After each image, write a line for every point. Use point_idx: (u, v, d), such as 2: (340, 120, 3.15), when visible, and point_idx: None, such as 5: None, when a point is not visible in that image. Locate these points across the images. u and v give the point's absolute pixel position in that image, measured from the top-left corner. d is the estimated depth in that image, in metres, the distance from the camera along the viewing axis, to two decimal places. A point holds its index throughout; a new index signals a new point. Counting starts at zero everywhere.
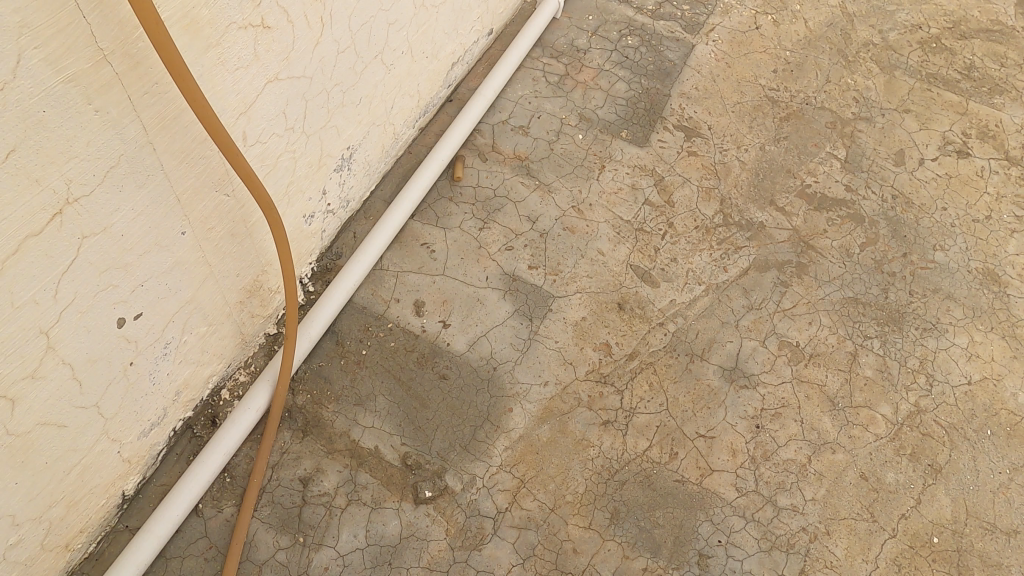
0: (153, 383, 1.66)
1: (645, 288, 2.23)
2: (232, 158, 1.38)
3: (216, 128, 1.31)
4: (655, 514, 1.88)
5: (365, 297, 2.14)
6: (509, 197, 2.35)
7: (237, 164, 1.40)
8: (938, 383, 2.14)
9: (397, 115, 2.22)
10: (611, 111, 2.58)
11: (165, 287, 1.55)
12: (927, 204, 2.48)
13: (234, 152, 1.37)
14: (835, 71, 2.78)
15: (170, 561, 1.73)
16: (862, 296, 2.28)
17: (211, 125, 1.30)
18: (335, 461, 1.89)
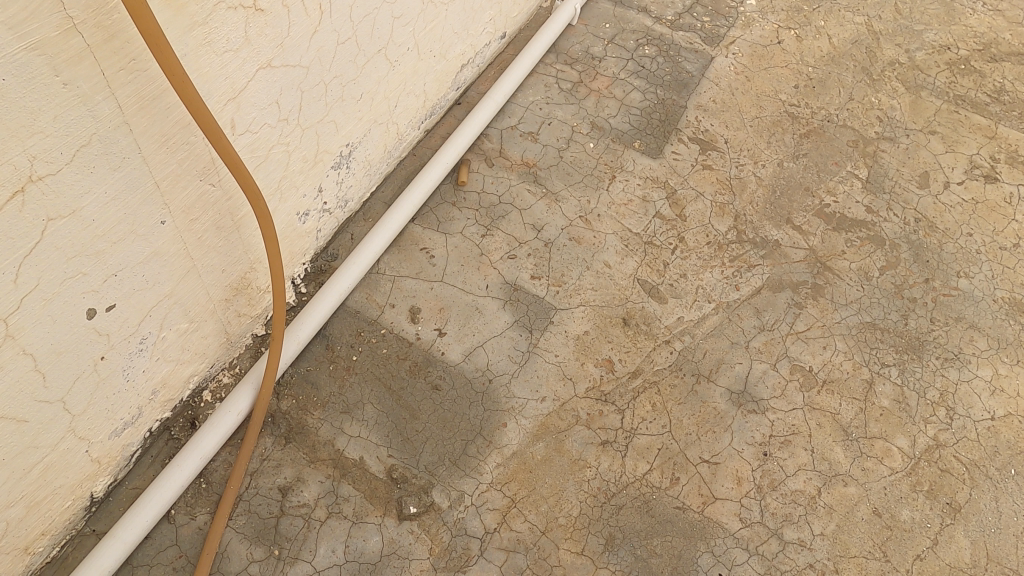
0: (127, 380, 1.58)
1: (652, 304, 2.13)
2: (215, 141, 1.30)
3: (196, 109, 1.23)
4: (653, 542, 1.77)
5: (359, 300, 2.05)
6: (515, 203, 2.27)
7: (221, 150, 1.32)
8: (958, 417, 2.03)
9: (401, 114, 2.14)
10: (624, 121, 2.50)
11: (143, 278, 1.47)
12: (952, 229, 2.37)
13: (218, 136, 1.29)
14: (859, 89, 2.68)
15: (136, 569, 1.64)
16: (880, 321, 2.17)
17: (191, 104, 1.22)
18: (317, 470, 1.79)
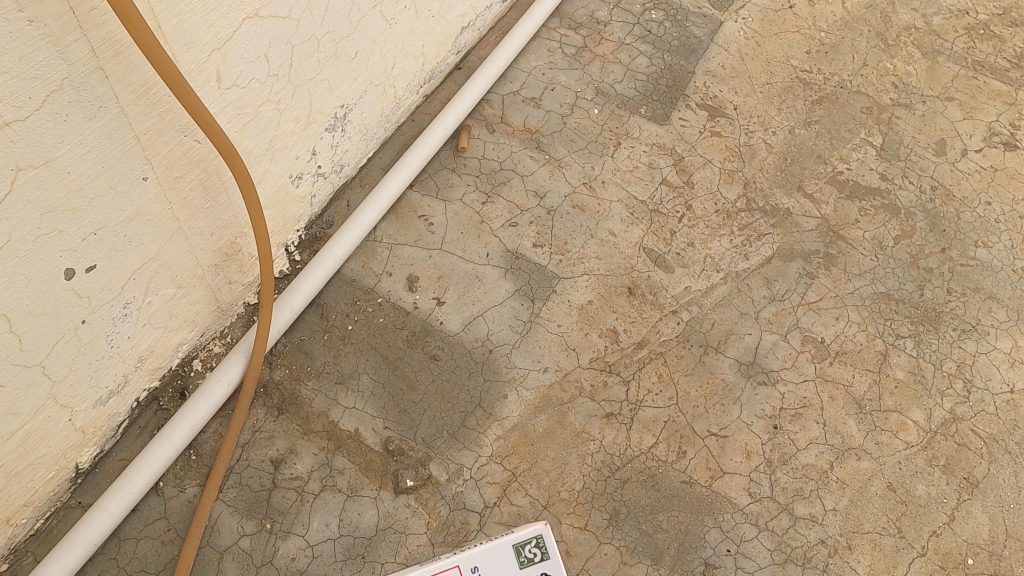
0: (111, 346, 1.51)
1: (658, 273, 2.05)
2: (182, 94, 1.21)
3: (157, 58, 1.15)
4: (658, 517, 1.71)
5: (355, 269, 1.98)
6: (516, 170, 2.19)
7: (191, 105, 1.24)
8: (976, 390, 1.96)
9: (398, 77, 2.07)
10: (630, 87, 2.41)
11: (125, 238, 1.41)
12: (970, 198, 2.29)
13: (182, 88, 1.20)
14: (873, 55, 2.59)
15: (123, 543, 1.59)
16: (895, 292, 2.10)
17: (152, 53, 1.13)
18: (310, 442, 1.73)
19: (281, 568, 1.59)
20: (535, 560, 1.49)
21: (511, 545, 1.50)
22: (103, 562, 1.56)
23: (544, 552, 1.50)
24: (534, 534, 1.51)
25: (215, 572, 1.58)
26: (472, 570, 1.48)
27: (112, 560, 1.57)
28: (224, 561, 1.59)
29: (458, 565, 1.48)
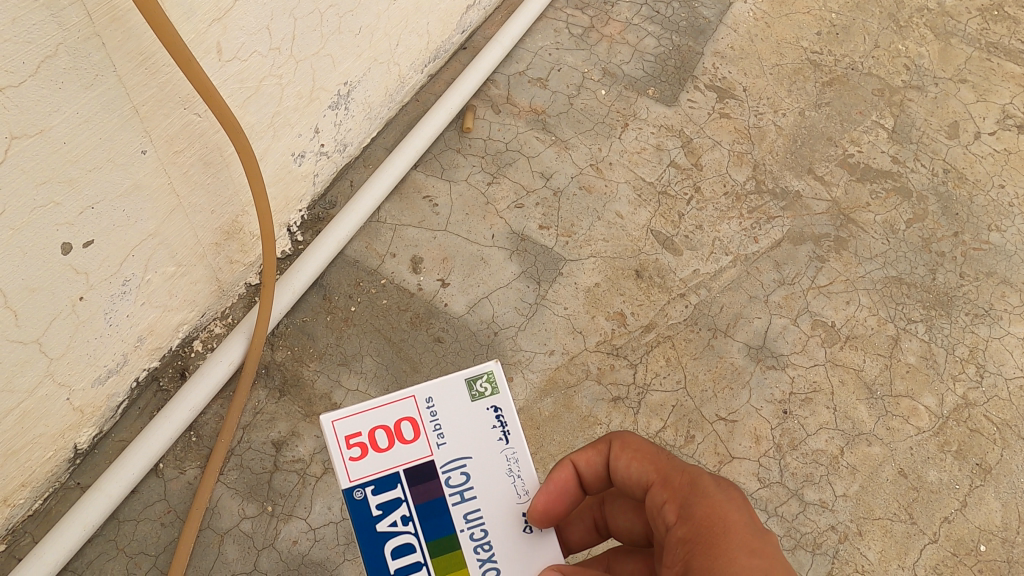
0: (109, 324, 1.48)
1: (666, 256, 2.02)
2: (180, 63, 1.18)
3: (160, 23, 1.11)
4: None
5: (359, 249, 1.95)
6: (522, 151, 2.15)
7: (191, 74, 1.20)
8: (989, 375, 1.93)
9: (403, 55, 2.03)
10: (638, 67, 2.36)
11: (124, 213, 1.37)
12: (983, 181, 2.25)
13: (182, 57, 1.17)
14: (884, 36, 2.54)
15: (123, 524, 1.56)
16: (907, 276, 2.06)
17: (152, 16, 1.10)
18: (313, 425, 1.71)
19: (283, 551, 1.58)
20: (487, 394, 1.04)
21: (461, 379, 1.04)
22: (102, 544, 1.54)
23: (498, 386, 1.05)
24: (485, 368, 1.05)
25: (216, 555, 1.56)
26: (426, 400, 1.02)
27: (111, 542, 1.54)
28: (225, 543, 1.57)
29: (413, 393, 1.02)
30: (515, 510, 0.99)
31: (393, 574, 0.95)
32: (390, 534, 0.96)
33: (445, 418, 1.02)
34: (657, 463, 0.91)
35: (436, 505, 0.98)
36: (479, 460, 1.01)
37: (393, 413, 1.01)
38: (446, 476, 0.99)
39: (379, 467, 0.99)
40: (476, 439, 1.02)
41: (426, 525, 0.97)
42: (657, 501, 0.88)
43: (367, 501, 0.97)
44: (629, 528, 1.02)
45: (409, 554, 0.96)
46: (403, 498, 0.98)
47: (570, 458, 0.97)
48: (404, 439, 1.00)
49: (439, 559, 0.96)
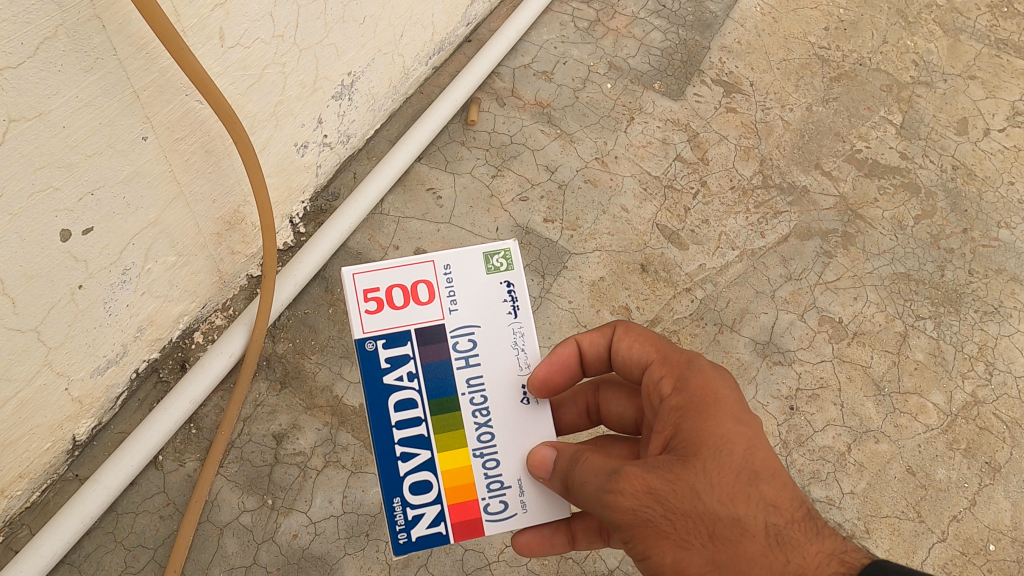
0: (109, 314, 1.47)
1: (672, 250, 2.00)
2: (179, 49, 1.15)
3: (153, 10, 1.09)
4: None
5: (361, 242, 1.93)
6: (527, 144, 2.13)
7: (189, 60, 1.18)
8: (998, 373, 1.91)
9: (407, 46, 2.01)
10: (643, 61, 2.33)
11: (124, 201, 1.36)
12: (992, 177, 2.23)
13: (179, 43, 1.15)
14: (893, 32, 2.51)
15: (121, 517, 1.54)
16: (915, 272, 2.04)
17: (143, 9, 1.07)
18: (314, 418, 1.69)
19: (283, 545, 1.56)
20: (500, 269, 1.22)
21: (479, 253, 1.22)
22: (100, 536, 1.52)
23: (512, 263, 1.23)
24: (503, 246, 1.23)
25: (216, 548, 1.54)
26: (444, 267, 1.21)
27: (109, 534, 1.53)
28: (225, 537, 1.55)
29: (433, 259, 1.21)
30: (507, 378, 1.18)
31: (396, 419, 1.15)
32: (395, 385, 1.16)
33: (459, 285, 1.21)
34: (656, 345, 1.11)
35: (439, 365, 1.17)
36: (484, 328, 1.19)
37: (415, 276, 1.20)
38: (451, 340, 1.18)
39: (394, 320, 1.19)
40: (486, 309, 1.20)
41: (429, 384, 1.16)
42: (654, 375, 1.08)
43: (378, 351, 1.17)
44: (620, 410, 1.26)
45: (408, 405, 1.16)
46: (410, 355, 1.17)
47: (578, 341, 1.18)
48: (418, 301, 1.20)
49: (436, 412, 1.16)
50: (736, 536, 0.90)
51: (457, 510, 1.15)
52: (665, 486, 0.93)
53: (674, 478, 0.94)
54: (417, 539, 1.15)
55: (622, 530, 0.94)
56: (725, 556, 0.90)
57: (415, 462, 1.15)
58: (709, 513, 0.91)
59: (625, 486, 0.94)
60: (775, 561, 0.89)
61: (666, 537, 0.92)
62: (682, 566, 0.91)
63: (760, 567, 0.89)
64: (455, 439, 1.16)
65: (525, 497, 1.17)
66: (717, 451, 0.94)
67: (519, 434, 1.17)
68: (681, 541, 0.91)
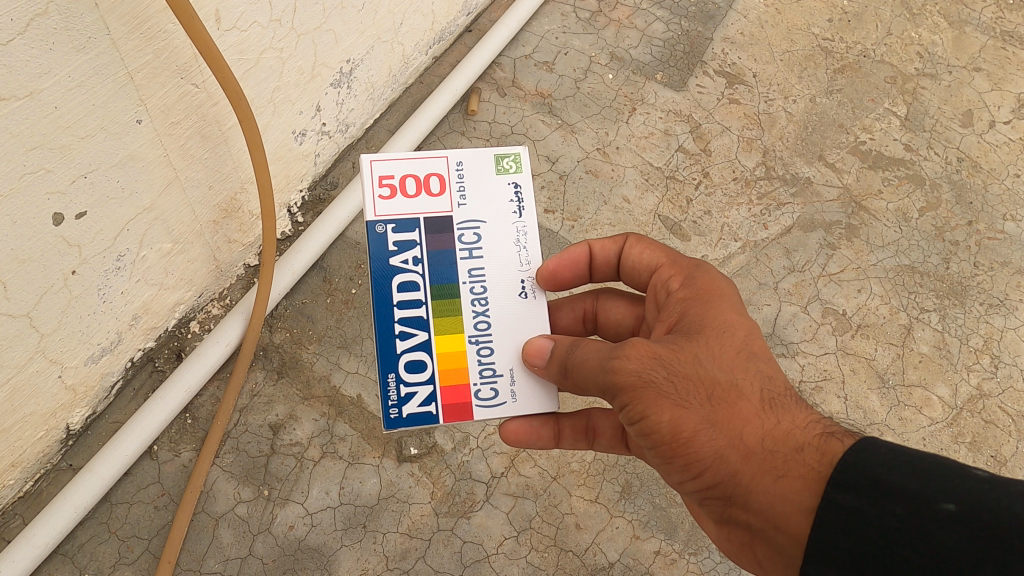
0: (103, 301, 1.44)
1: (674, 242, 1.98)
2: None
3: None
4: (673, 491, 1.67)
5: (360, 231, 1.91)
6: (528, 134, 2.11)
7: None
8: (1004, 366, 1.89)
9: (407, 35, 1.99)
10: (646, 52, 2.31)
11: (118, 185, 1.33)
12: (998, 170, 2.21)
13: None
14: (897, 24, 2.49)
15: (115, 507, 1.52)
16: (920, 265, 2.02)
17: None
18: (311, 408, 1.67)
19: (279, 537, 1.54)
20: (509, 172, 1.29)
21: (491, 154, 1.29)
22: (93, 526, 1.50)
23: (521, 166, 1.29)
24: (514, 151, 1.30)
25: (211, 539, 1.52)
26: (456, 164, 1.28)
27: (103, 525, 1.51)
28: (220, 528, 1.53)
29: (446, 156, 1.28)
30: (508, 272, 1.24)
31: (398, 298, 1.20)
32: (400, 267, 1.21)
33: (468, 183, 1.27)
34: (665, 252, 1.22)
35: (443, 254, 1.23)
36: (489, 224, 1.26)
37: (428, 170, 1.27)
38: (457, 232, 1.24)
39: (404, 206, 1.24)
40: (492, 208, 1.27)
41: (432, 270, 1.22)
42: (661, 277, 1.19)
43: (387, 235, 1.22)
44: (617, 318, 1.36)
45: (410, 288, 1.20)
46: (417, 242, 1.23)
47: (591, 246, 1.28)
48: (428, 193, 1.26)
49: (437, 297, 1.21)
50: (732, 400, 0.97)
51: (449, 392, 1.18)
52: (670, 354, 1.00)
53: (679, 349, 1.01)
54: (407, 416, 1.17)
55: (624, 390, 0.98)
56: (722, 417, 0.96)
57: (413, 342, 1.19)
58: (710, 380, 0.98)
59: (631, 351, 0.99)
60: (766, 424, 0.96)
61: (667, 396, 0.97)
62: (680, 424, 0.96)
63: (753, 427, 0.96)
64: (453, 324, 1.20)
65: (515, 387, 1.20)
66: (721, 330, 1.03)
67: (515, 324, 1.22)
68: (681, 401, 0.96)
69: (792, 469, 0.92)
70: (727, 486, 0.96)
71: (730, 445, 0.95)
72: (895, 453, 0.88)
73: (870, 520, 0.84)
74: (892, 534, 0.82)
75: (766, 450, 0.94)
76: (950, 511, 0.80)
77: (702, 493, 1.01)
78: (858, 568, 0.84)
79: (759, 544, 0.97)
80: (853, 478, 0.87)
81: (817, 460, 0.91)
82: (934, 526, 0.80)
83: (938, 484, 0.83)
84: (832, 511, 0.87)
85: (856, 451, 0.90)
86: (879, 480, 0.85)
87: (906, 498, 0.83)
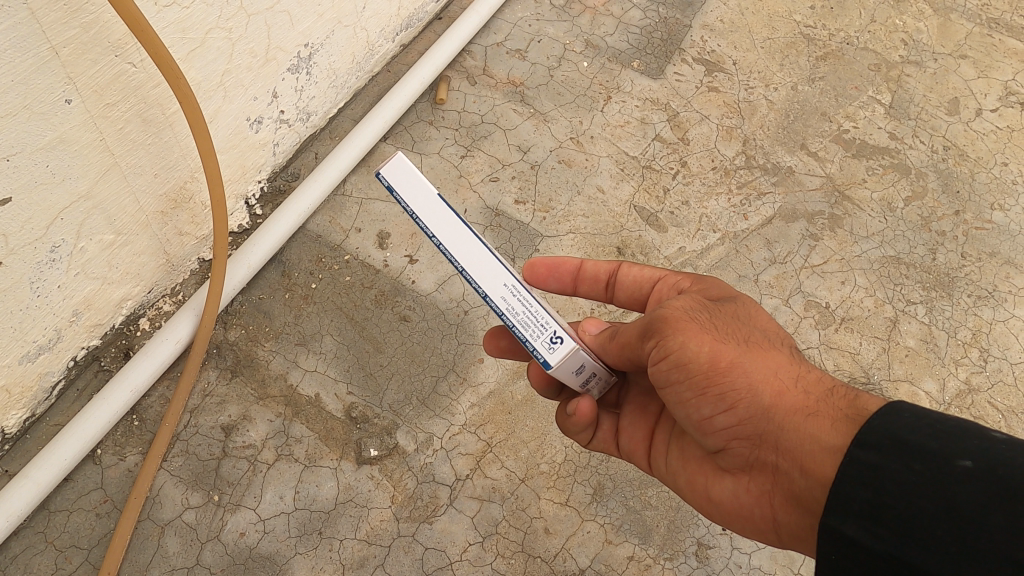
0: (37, 296, 1.35)
1: (650, 233, 1.90)
2: None
3: None
4: (647, 493, 1.59)
5: (321, 224, 1.82)
6: (499, 123, 2.03)
7: None
8: (994, 359, 1.82)
9: (371, 20, 1.91)
10: (622, 39, 2.24)
11: (48, 171, 1.25)
12: (985, 158, 2.14)
13: None
14: (881, 11, 2.42)
15: (54, 515, 1.43)
16: (906, 256, 1.95)
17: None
18: (266, 408, 1.58)
19: (229, 544, 1.45)
20: None
21: None
22: (29, 536, 1.41)
23: None
24: None
25: (156, 548, 1.43)
26: None
27: (40, 534, 1.41)
28: (166, 536, 1.44)
29: None
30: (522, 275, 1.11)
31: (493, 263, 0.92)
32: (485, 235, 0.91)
33: None
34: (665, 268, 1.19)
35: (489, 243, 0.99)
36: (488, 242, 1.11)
37: None
38: None
39: None
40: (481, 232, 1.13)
41: None
42: (672, 281, 1.15)
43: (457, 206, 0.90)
44: None
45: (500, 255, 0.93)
46: None
47: (583, 262, 1.23)
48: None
49: None
50: (769, 348, 0.94)
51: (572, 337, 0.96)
52: (710, 306, 0.98)
53: (716, 306, 0.99)
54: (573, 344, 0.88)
55: (662, 325, 0.93)
56: (759, 359, 0.92)
57: None
58: (750, 330, 0.96)
59: (677, 301, 0.97)
60: (798, 371, 0.92)
61: (709, 332, 0.93)
62: (718, 355, 0.91)
63: (788, 370, 0.92)
64: None
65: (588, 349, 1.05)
66: (753, 299, 1.03)
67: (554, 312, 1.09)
68: (720, 338, 0.92)
69: (822, 410, 0.87)
70: (759, 422, 0.90)
71: (766, 382, 0.90)
72: (921, 416, 0.80)
73: (888, 475, 0.77)
74: (908, 490, 0.75)
75: (799, 390, 0.90)
76: (967, 468, 0.73)
77: (728, 435, 0.93)
78: (874, 519, 0.77)
79: (785, 487, 0.90)
80: (878, 435, 0.80)
81: (846, 406, 0.87)
82: (949, 484, 0.73)
83: (958, 442, 0.75)
84: (851, 467, 0.80)
85: (883, 414, 0.81)
86: (900, 438, 0.78)
87: (925, 456, 0.76)
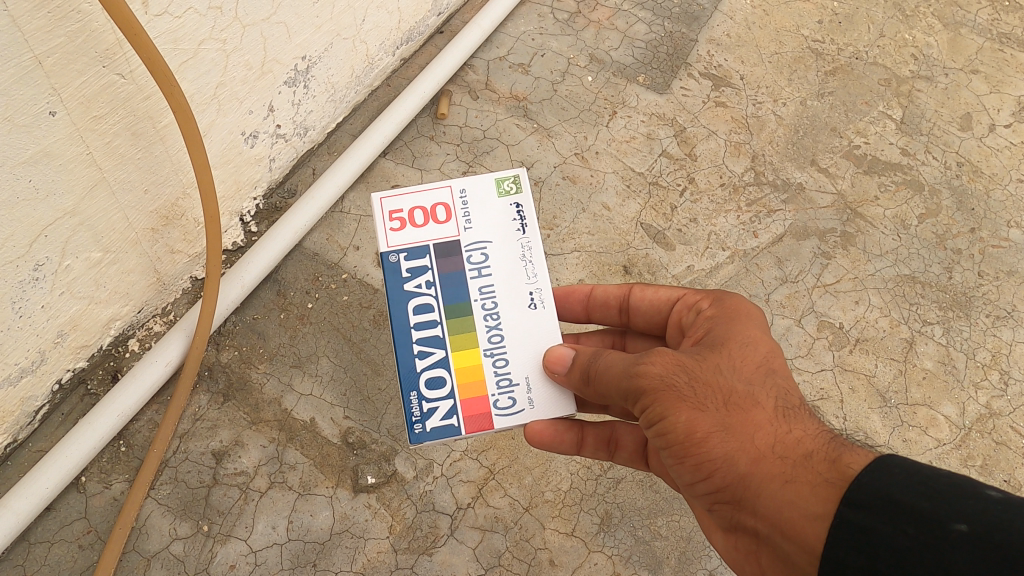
0: (19, 315, 1.29)
1: (657, 251, 1.85)
2: None
3: None
4: (657, 523, 1.52)
5: (318, 242, 1.76)
6: (501, 139, 1.98)
7: None
8: (1015, 382, 1.76)
9: (371, 33, 1.86)
10: (626, 54, 2.19)
11: (31, 185, 1.19)
12: (1000, 175, 2.09)
13: None
14: (890, 25, 2.37)
15: (34, 547, 1.37)
16: (921, 275, 1.89)
17: None
18: (259, 433, 1.52)
19: None
20: (512, 193, 1.19)
21: (490, 179, 1.20)
22: (8, 569, 1.34)
23: (521, 187, 1.19)
24: (513, 172, 1.20)
25: None
26: (460, 191, 1.19)
27: (19, 567, 1.35)
28: (152, 569, 1.37)
29: (449, 185, 1.19)
30: (519, 283, 1.14)
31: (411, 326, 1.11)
32: (415, 291, 1.12)
33: (473, 208, 1.18)
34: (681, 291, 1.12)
35: (456, 275, 1.14)
36: (495, 244, 1.16)
37: (431, 199, 1.18)
38: (466, 254, 1.15)
39: (414, 239, 1.15)
40: (496, 226, 1.17)
41: (446, 291, 1.13)
42: (686, 302, 1.09)
43: (399, 264, 1.14)
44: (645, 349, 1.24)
45: (426, 310, 1.12)
46: (429, 267, 1.14)
47: (591, 290, 1.23)
48: (435, 221, 1.17)
49: (452, 315, 1.12)
50: (749, 407, 0.87)
51: (470, 403, 1.08)
52: (693, 361, 0.91)
53: (702, 357, 0.92)
54: (431, 430, 1.07)
55: (644, 393, 0.90)
56: (737, 423, 0.86)
57: (431, 359, 1.10)
58: (731, 389, 0.88)
59: (656, 358, 0.91)
60: (779, 431, 0.86)
61: (684, 398, 0.87)
62: (695, 426, 0.86)
63: (765, 433, 0.85)
64: (465, 339, 1.11)
65: (532, 393, 1.09)
66: (743, 343, 0.93)
67: (530, 342, 1.11)
68: (697, 404, 0.87)
69: (801, 476, 0.81)
70: (736, 490, 0.85)
71: (741, 449, 0.85)
72: (912, 473, 0.76)
73: (881, 538, 0.72)
74: (903, 558, 0.71)
75: (775, 456, 0.84)
76: (964, 532, 0.69)
77: (710, 499, 0.90)
78: None
79: (765, 552, 0.86)
80: (867, 494, 0.76)
81: (828, 470, 0.81)
82: (945, 550, 0.68)
83: (953, 506, 0.71)
84: (844, 528, 0.75)
85: (871, 470, 0.78)
86: (892, 499, 0.74)
87: (918, 519, 0.71)
